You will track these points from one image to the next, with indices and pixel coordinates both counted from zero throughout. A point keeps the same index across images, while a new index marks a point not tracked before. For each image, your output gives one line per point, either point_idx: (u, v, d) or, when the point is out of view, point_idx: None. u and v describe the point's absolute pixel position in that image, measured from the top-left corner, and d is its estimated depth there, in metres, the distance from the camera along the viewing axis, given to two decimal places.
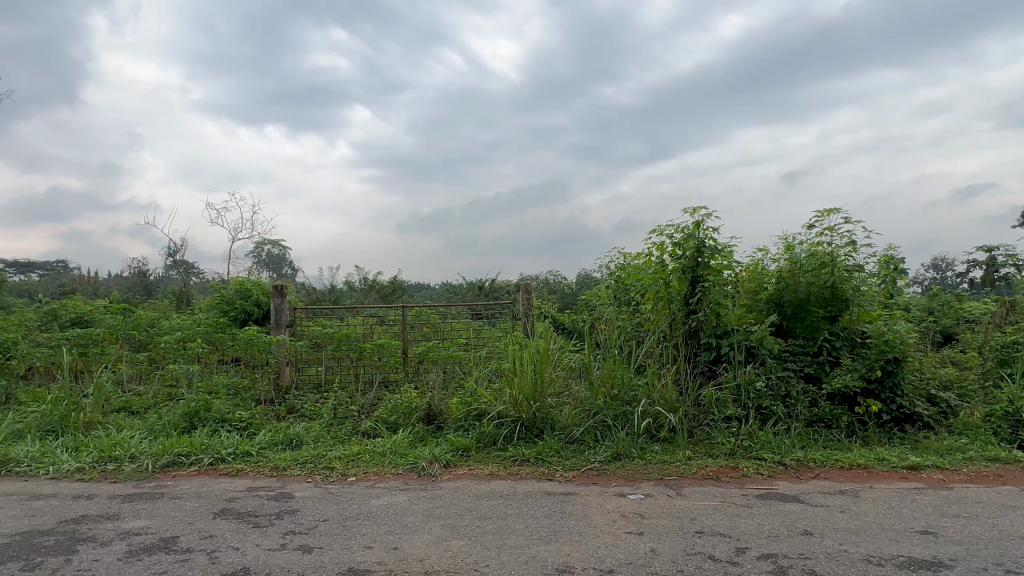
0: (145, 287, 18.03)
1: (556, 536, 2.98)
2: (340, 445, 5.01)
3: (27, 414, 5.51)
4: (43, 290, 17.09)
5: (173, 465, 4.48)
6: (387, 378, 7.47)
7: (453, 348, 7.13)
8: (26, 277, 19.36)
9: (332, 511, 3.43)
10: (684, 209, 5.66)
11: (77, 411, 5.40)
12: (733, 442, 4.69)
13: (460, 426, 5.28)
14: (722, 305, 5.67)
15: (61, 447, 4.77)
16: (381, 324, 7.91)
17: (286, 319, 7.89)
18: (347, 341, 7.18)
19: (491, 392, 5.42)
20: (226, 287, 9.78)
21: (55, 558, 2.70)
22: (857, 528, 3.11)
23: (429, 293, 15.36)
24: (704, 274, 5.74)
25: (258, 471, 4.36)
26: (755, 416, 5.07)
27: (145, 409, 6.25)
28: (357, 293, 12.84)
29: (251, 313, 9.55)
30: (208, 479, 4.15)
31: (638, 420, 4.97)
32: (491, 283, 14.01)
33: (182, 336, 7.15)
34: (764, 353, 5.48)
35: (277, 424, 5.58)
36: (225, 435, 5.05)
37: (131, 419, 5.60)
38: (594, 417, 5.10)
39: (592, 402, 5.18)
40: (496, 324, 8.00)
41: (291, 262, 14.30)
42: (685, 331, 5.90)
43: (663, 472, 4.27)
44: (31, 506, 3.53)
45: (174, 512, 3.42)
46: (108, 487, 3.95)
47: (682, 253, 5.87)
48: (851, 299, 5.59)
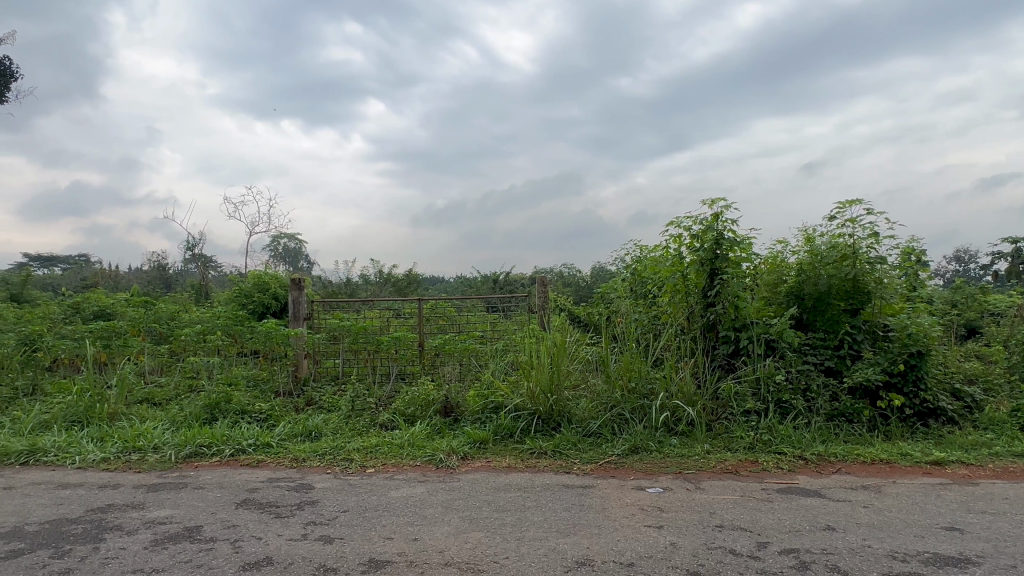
0: (165, 281, 18.29)
1: (575, 528, 2.98)
2: (358, 437, 5.05)
3: (53, 405, 5.62)
4: (66, 284, 17.41)
5: (196, 456, 4.55)
6: (403, 371, 7.49)
7: (469, 341, 7.15)
8: (50, 271, 19.75)
9: (352, 502, 3.46)
10: (702, 201, 5.63)
11: (101, 402, 5.49)
12: (753, 436, 4.65)
13: (477, 419, 5.29)
14: (740, 298, 5.62)
15: (87, 437, 4.86)
16: (397, 317, 7.95)
17: (303, 311, 7.96)
18: (364, 333, 7.24)
19: (508, 385, 5.42)
20: (244, 280, 9.89)
21: (83, 546, 2.76)
22: (881, 523, 3.06)
23: (444, 286, 15.41)
24: (722, 266, 5.70)
25: (279, 462, 4.41)
26: (775, 410, 5.02)
27: (167, 400, 6.35)
28: (373, 286, 12.91)
29: (269, 306, 9.65)
30: (230, 470, 4.21)
31: (656, 413, 4.95)
32: (506, 276, 14.01)
33: (202, 328, 7.24)
34: (784, 346, 5.41)
35: (296, 416, 5.63)
36: (245, 426, 5.11)
37: (153, 410, 5.69)
38: (611, 410, 5.09)
39: (610, 395, 5.16)
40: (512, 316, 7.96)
41: (307, 256, 14.41)
42: (703, 324, 5.86)
43: (681, 465, 4.24)
44: (60, 495, 3.61)
45: (197, 502, 3.47)
46: (133, 477, 4.02)
47: (700, 246, 5.84)
48: (873, 292, 5.52)
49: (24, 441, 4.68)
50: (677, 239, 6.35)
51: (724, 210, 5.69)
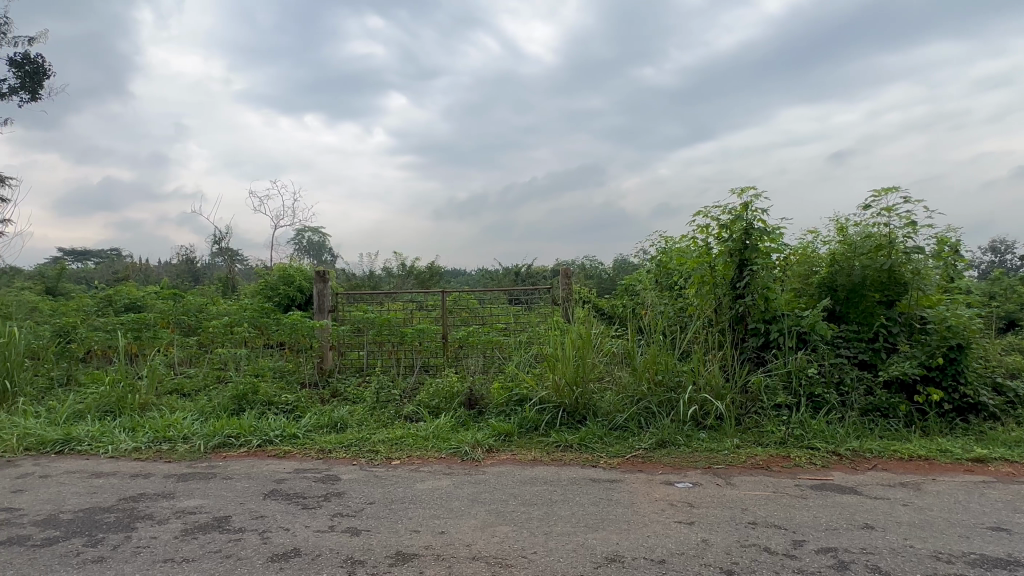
0: (193, 274, 18.63)
1: (604, 523, 2.93)
2: (383, 429, 5.06)
3: (86, 395, 5.75)
4: (99, 277, 17.82)
5: (225, 446, 4.60)
6: (427, 363, 7.51)
7: (493, 333, 7.13)
8: (84, 264, 20.28)
9: (378, 494, 3.46)
10: (731, 190, 5.50)
11: (133, 393, 5.59)
12: (784, 430, 4.55)
13: (501, 411, 5.26)
14: (770, 289, 5.49)
15: (119, 426, 4.95)
16: (421, 309, 7.96)
17: (328, 304, 8.00)
18: (388, 325, 7.28)
19: (532, 377, 5.38)
20: (270, 273, 10.00)
21: (115, 535, 2.79)
22: (922, 523, 2.95)
23: (466, 278, 15.42)
24: (752, 257, 5.56)
25: (305, 453, 4.44)
26: (807, 404, 4.89)
27: (196, 391, 6.44)
28: (395, 279, 12.97)
29: (294, 299, 9.75)
30: (257, 460, 4.24)
31: (683, 407, 4.87)
32: (528, 269, 13.96)
33: (230, 321, 7.34)
34: (816, 339, 5.27)
35: (321, 407, 5.67)
36: (272, 418, 5.16)
37: (182, 401, 5.78)
38: (637, 404, 5.01)
39: (636, 388, 5.09)
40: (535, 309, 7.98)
41: (331, 249, 14.53)
42: (731, 316, 5.74)
43: (710, 460, 4.16)
44: (93, 483, 3.67)
45: (226, 492, 3.51)
46: (163, 467, 4.08)
47: (728, 236, 5.71)
48: (910, 283, 5.34)
49: (59, 430, 4.78)
50: (704, 230, 6.23)
51: (754, 200, 5.56)
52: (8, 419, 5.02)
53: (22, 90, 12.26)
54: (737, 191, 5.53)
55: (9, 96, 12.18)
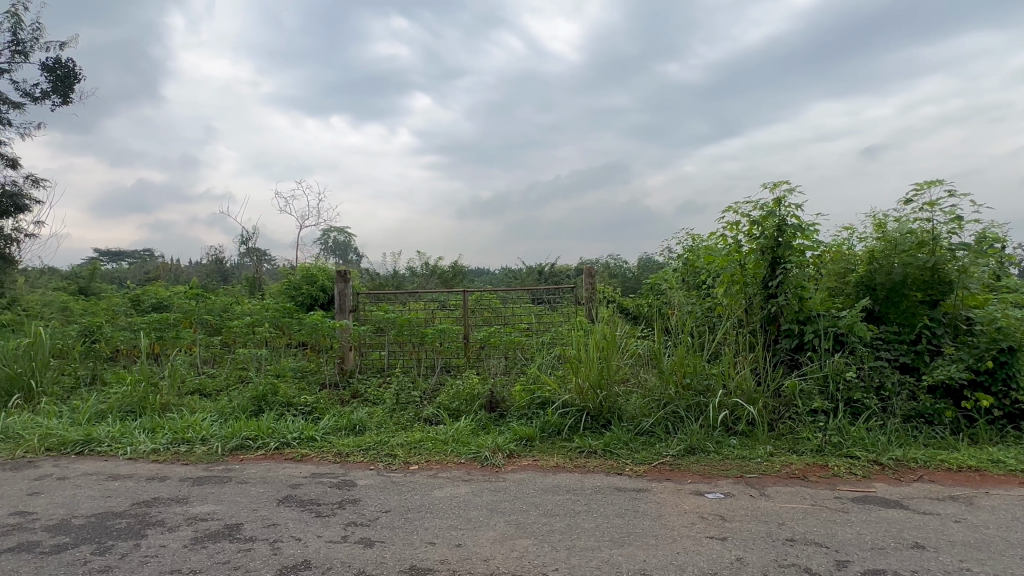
0: (222, 273, 18.89)
1: (630, 538, 2.76)
2: (402, 432, 4.95)
3: (109, 395, 5.76)
4: (131, 277, 18.16)
5: (242, 448, 4.54)
6: (448, 363, 7.40)
7: (515, 334, 6.99)
8: (118, 265, 20.74)
9: (394, 501, 3.33)
10: (763, 185, 5.28)
11: (154, 393, 5.58)
12: (821, 437, 4.31)
13: (523, 415, 5.12)
14: (805, 288, 5.23)
15: (139, 427, 4.93)
16: (442, 309, 7.85)
17: (349, 304, 7.94)
18: (408, 325, 7.20)
19: (555, 380, 5.22)
20: (293, 273, 10.01)
21: (124, 543, 2.71)
22: (978, 543, 2.72)
23: (489, 277, 15.30)
24: (785, 255, 5.31)
25: (322, 457, 4.35)
26: (845, 410, 4.64)
27: (217, 391, 6.43)
28: (419, 278, 12.92)
29: (317, 298, 9.73)
30: (274, 464, 4.16)
31: (713, 412, 4.66)
32: (551, 267, 13.79)
33: (252, 320, 7.33)
34: (854, 341, 5.01)
35: (341, 409, 5.60)
36: (291, 419, 5.09)
37: (203, 401, 5.75)
38: (664, 408, 4.82)
39: (663, 392, 4.90)
40: (559, 308, 7.82)
41: (356, 248, 14.55)
42: (763, 317, 5.51)
43: (742, 468, 3.96)
44: (109, 487, 3.62)
45: (240, 497, 3.42)
46: (180, 469, 4.03)
47: (760, 233, 5.48)
48: (955, 282, 5.04)
49: (80, 431, 4.78)
50: (734, 227, 6.00)
51: (787, 195, 5.32)
52: (32, 419, 5.04)
53: (54, 94, 12.50)
54: (769, 187, 5.29)
55: (43, 99, 12.44)
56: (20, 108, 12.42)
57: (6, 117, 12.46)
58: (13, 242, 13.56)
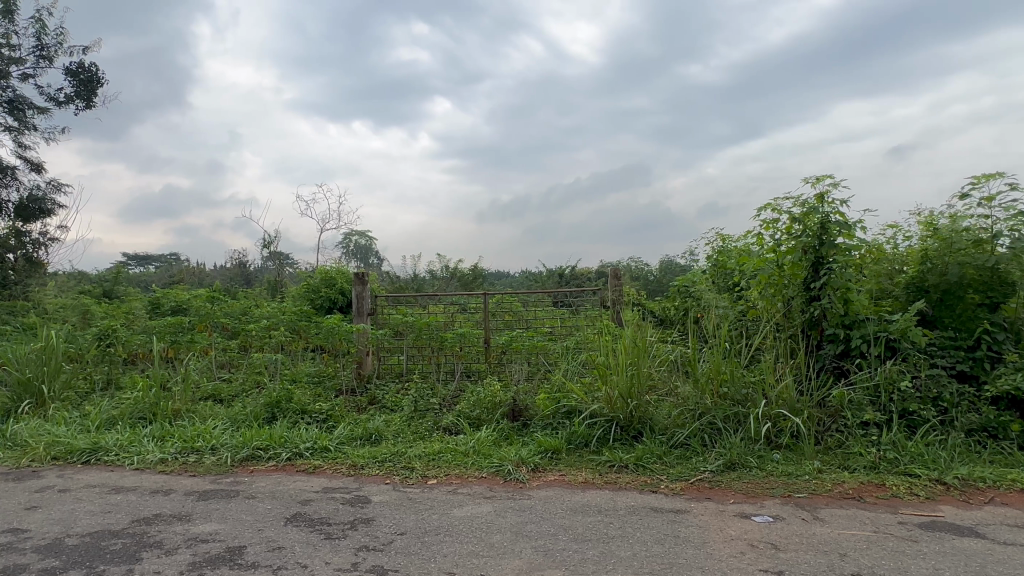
0: (244, 277, 18.93)
1: (672, 571, 2.45)
2: (420, 442, 4.69)
3: (122, 401, 5.62)
4: (155, 281, 18.28)
5: (253, 459, 4.32)
6: (469, 369, 7.14)
7: (537, 338, 6.71)
8: (144, 269, 20.93)
9: (410, 522, 3.07)
10: (805, 179, 4.94)
11: (166, 399, 5.42)
12: (874, 452, 3.95)
13: (548, 425, 4.84)
14: (851, 291, 4.87)
15: (148, 435, 4.75)
16: (462, 312, 7.60)
17: (367, 307, 7.73)
18: (427, 329, 6.96)
19: (582, 388, 4.93)
20: (312, 276, 9.86)
21: (116, 568, 2.48)
22: None
23: (510, 280, 15.05)
24: (829, 254, 4.96)
25: (336, 469, 4.11)
26: (899, 422, 4.27)
27: (232, 398, 6.26)
28: (439, 281, 12.71)
29: (336, 301, 9.56)
30: (285, 477, 3.94)
31: (754, 423, 4.33)
32: (572, 270, 13.48)
33: (268, 324, 7.17)
34: (907, 347, 4.63)
35: (357, 417, 5.37)
36: (304, 428, 4.87)
37: (216, 407, 5.57)
38: (700, 419, 4.51)
39: (698, 402, 4.58)
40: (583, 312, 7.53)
41: (377, 252, 14.40)
42: (805, 321, 5.16)
43: (789, 487, 3.62)
44: (110, 501, 3.42)
45: (246, 515, 3.19)
46: (186, 481, 3.82)
47: (801, 231, 5.13)
48: (1018, 283, 4.63)
49: (88, 438, 4.61)
50: (771, 226, 5.66)
51: (829, 191, 4.97)
52: (41, 426, 4.90)
53: (77, 98, 12.54)
54: (809, 182, 4.95)
55: (67, 104, 12.51)
56: (45, 112, 12.50)
57: (31, 122, 12.55)
58: (40, 246, 13.69)
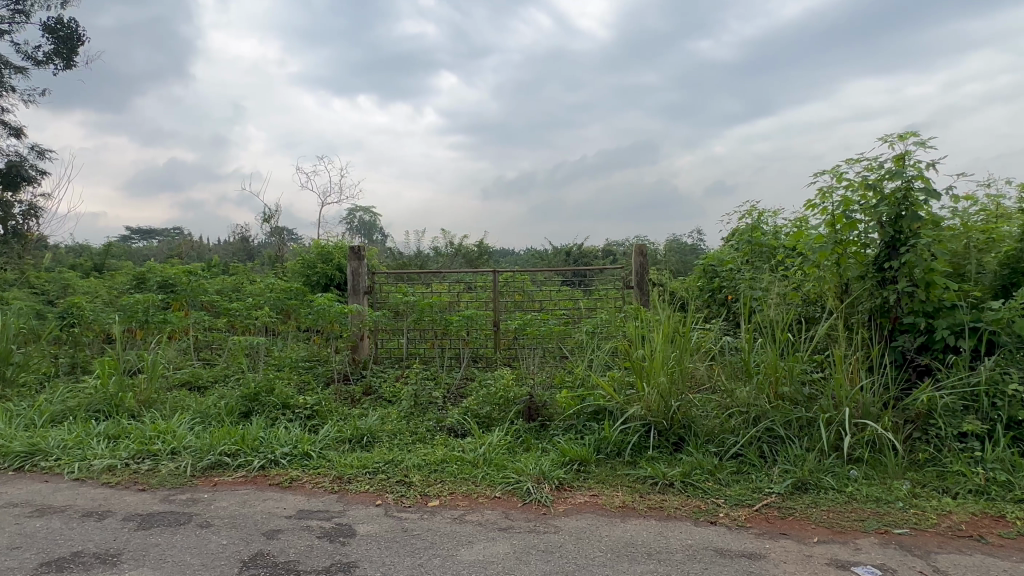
0: (244, 250, 18.24)
1: None
2: (420, 446, 3.97)
3: (79, 391, 4.90)
4: (153, 254, 17.67)
5: (218, 467, 3.59)
6: (476, 354, 6.45)
7: (553, 322, 6.00)
8: (147, 242, 20.34)
9: (403, 571, 2.32)
10: (883, 138, 4.08)
11: (128, 390, 4.70)
12: (980, 474, 3.22)
13: (571, 427, 4.10)
14: (936, 272, 4.08)
15: (100, 434, 4.02)
16: (469, 291, 6.85)
17: (363, 285, 6.97)
18: (429, 311, 6.15)
19: (611, 384, 4.18)
20: (308, 251, 9.11)
21: None
22: None
23: (515, 258, 14.28)
24: (910, 228, 4.14)
25: (317, 483, 3.38)
26: (1003, 434, 3.51)
27: (210, 387, 5.55)
28: (443, 258, 11.95)
29: (333, 278, 8.82)
30: (253, 494, 3.21)
31: (824, 432, 3.60)
32: (580, 248, 12.68)
33: (254, 303, 6.43)
34: (1006, 341, 3.84)
35: (348, 412, 4.64)
36: (284, 427, 4.15)
37: (187, 399, 4.85)
38: (756, 425, 3.78)
39: (753, 404, 3.85)
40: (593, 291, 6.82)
41: (380, 227, 13.60)
42: (874, 307, 4.39)
43: (883, 519, 2.88)
44: (23, 530, 2.69)
45: (190, 556, 2.45)
46: (129, 500, 3.09)
47: (873, 201, 4.31)
48: None
49: (27, 439, 3.89)
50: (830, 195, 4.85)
51: (911, 152, 4.12)
52: None
53: (57, 57, 11.71)
54: (888, 141, 4.10)
55: (46, 63, 11.65)
56: (23, 72, 11.66)
57: (10, 84, 11.74)
58: (31, 215, 13.04)
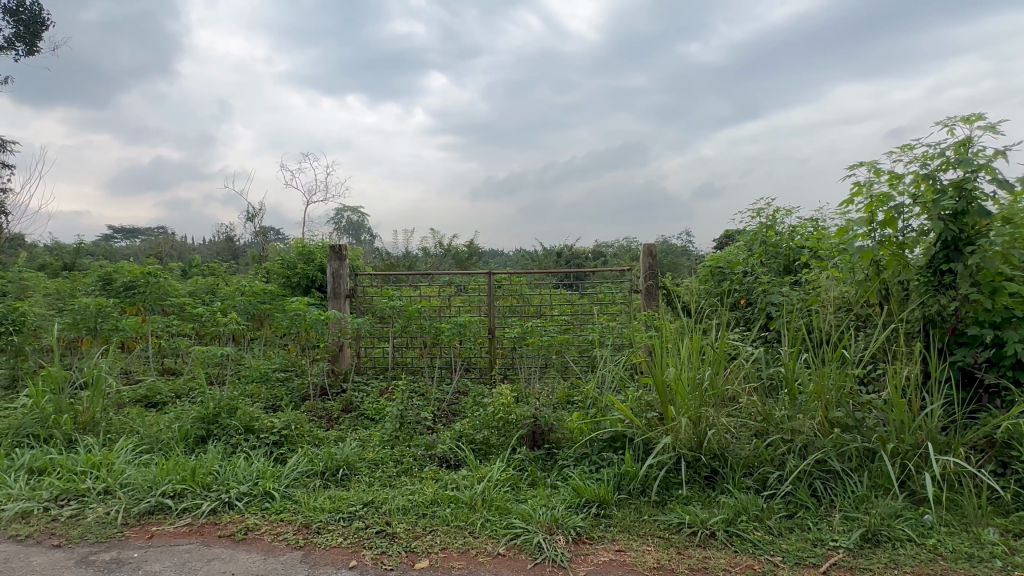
0: (225, 250, 17.47)
1: None
2: (406, 480, 3.36)
3: (9, 411, 4.22)
4: (128, 254, 16.88)
5: (160, 512, 2.95)
6: (470, 363, 5.93)
7: (555, 330, 5.43)
8: (123, 241, 19.49)
9: None
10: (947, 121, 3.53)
11: (65, 411, 4.03)
12: None
13: (583, 457, 3.51)
14: (1004, 277, 3.53)
15: (22, 468, 3.35)
16: (460, 294, 6.23)
17: (345, 288, 6.34)
18: (417, 317, 5.52)
19: (631, 405, 3.59)
20: (286, 251, 8.43)
21: None
22: None
23: (505, 259, 13.66)
24: (975, 227, 3.59)
25: (279, 533, 2.75)
26: None
27: (168, 405, 4.88)
28: (432, 259, 11.32)
29: (314, 280, 8.16)
30: (196, 552, 2.57)
31: (889, 467, 3.03)
32: (571, 249, 12.10)
33: (222, 308, 5.78)
34: None
35: (323, 436, 4.01)
36: (245, 458, 3.50)
37: (136, 421, 4.19)
38: (804, 457, 3.20)
39: (799, 432, 3.27)
40: (586, 292, 6.15)
41: (369, 227, 12.94)
42: (928, 317, 3.84)
43: None
44: None
45: None
46: (36, 564, 2.44)
47: (931, 195, 3.74)
48: None
49: None
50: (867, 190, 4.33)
51: (977, 138, 3.57)
52: None
53: (19, 42, 10.96)
54: (950, 125, 3.56)
55: (7, 49, 10.87)
56: None
57: None
58: None
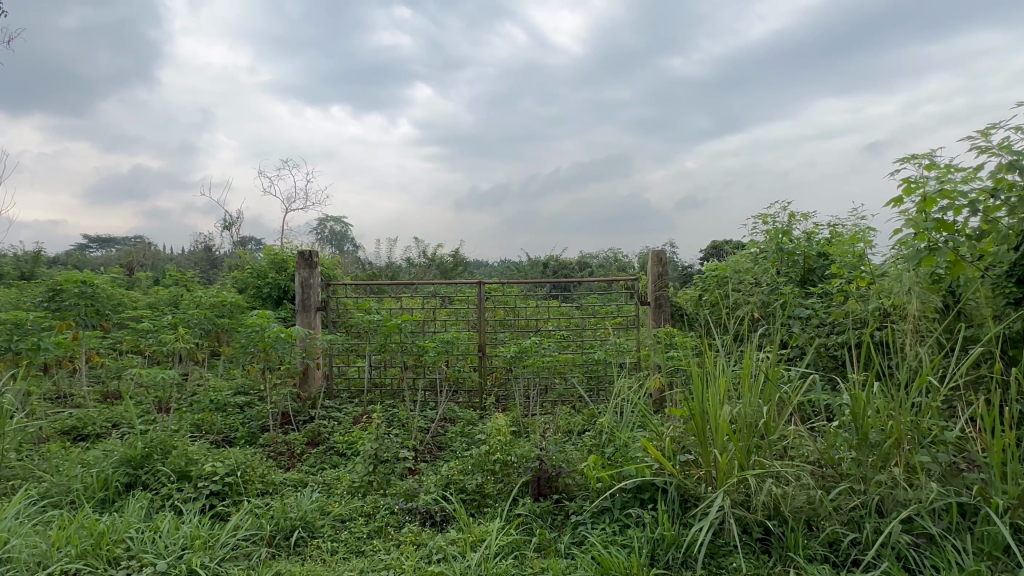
0: (195, 260, 16.56)
1: None
2: (378, 546, 2.63)
3: None
4: (92, 263, 15.90)
5: None
6: (458, 385, 5.21)
7: (555, 348, 4.74)
8: (89, 249, 18.48)
9: None
10: None
11: None
12: None
13: (603, 512, 2.81)
14: None
15: None
16: (445, 307, 5.51)
17: (315, 300, 5.60)
18: (397, 334, 4.79)
19: (660, 447, 2.89)
20: (254, 259, 7.66)
21: None
22: None
23: (490, 270, 12.97)
24: None
25: None
26: None
27: (99, 439, 4.09)
28: (414, 269, 10.61)
29: (285, 291, 7.39)
30: None
31: (998, 530, 2.36)
32: (558, 260, 11.46)
33: (172, 322, 5.01)
34: None
35: (279, 484, 3.27)
36: (173, 517, 2.74)
37: (48, 465, 3.40)
38: (885, 515, 2.53)
39: (875, 484, 2.60)
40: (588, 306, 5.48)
41: (354, 239, 12.19)
42: (1006, 335, 3.21)
43: None
44: None
45: None
46: None
47: (1012, 191, 3.11)
48: None
49: None
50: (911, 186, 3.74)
51: None
52: None
53: None
54: None
55: None
56: None
57: None
58: None
